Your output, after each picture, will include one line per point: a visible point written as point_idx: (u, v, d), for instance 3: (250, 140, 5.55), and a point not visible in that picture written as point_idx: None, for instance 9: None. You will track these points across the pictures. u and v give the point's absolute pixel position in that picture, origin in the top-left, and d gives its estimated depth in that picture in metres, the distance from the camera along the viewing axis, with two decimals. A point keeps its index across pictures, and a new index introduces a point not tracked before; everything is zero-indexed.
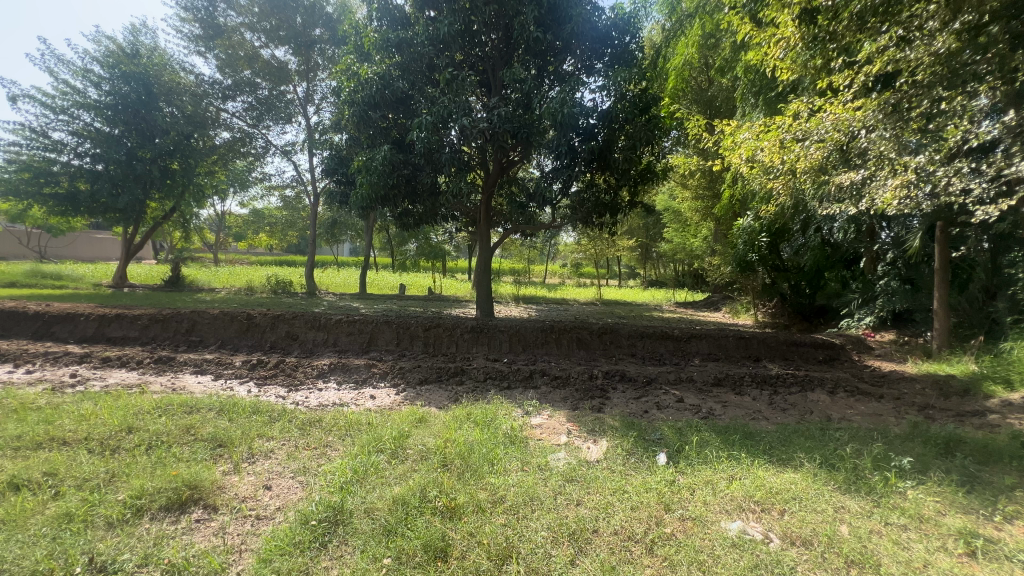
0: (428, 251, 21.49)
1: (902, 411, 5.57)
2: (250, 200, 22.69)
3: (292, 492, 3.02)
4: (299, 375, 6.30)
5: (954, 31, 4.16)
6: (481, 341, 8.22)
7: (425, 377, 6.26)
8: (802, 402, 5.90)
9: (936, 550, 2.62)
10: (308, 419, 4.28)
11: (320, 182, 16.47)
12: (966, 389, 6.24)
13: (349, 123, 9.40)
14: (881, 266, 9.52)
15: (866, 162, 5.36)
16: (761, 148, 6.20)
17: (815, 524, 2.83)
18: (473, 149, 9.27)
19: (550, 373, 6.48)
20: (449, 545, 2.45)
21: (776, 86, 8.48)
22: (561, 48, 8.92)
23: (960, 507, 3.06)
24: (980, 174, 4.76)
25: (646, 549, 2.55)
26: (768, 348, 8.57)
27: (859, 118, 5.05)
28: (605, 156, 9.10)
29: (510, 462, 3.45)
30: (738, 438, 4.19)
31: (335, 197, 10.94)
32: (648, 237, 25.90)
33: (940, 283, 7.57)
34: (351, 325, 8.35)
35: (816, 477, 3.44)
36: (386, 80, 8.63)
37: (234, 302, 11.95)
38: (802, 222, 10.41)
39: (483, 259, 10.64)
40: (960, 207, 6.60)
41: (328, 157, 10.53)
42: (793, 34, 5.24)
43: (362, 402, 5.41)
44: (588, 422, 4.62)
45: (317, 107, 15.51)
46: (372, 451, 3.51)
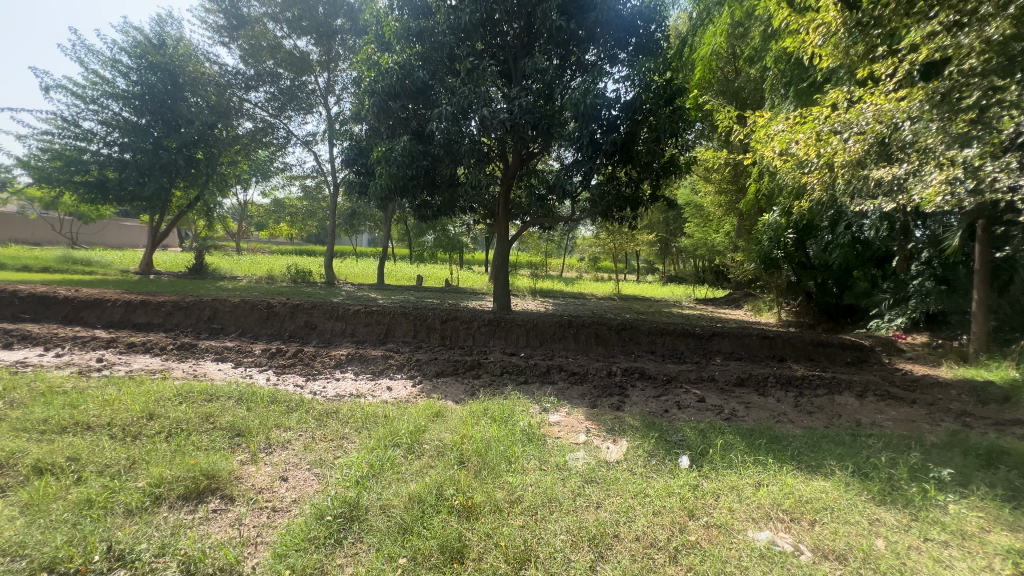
0: (446, 242, 21.52)
1: (937, 417, 5.34)
2: (271, 191, 22.97)
3: (308, 484, 3.00)
4: (317, 365, 6.33)
5: (1010, 16, 3.84)
6: (499, 335, 8.15)
7: (441, 370, 6.23)
8: (829, 405, 5.69)
9: (980, 569, 2.46)
10: (325, 410, 4.27)
11: (340, 173, 16.53)
12: (1006, 396, 5.93)
13: (369, 114, 9.38)
14: (915, 266, 9.21)
15: (909, 155, 5.11)
16: (795, 140, 5.94)
17: (849, 537, 2.69)
18: (493, 140, 9.12)
19: (567, 369, 6.37)
20: (466, 546, 2.38)
21: (809, 76, 8.17)
22: (584, 38, 8.70)
23: (1007, 524, 2.87)
24: None
25: (670, 558, 2.45)
26: (794, 348, 8.31)
27: (903, 109, 4.85)
28: (628, 148, 8.89)
29: (528, 461, 3.37)
30: (765, 442, 4.05)
31: (354, 187, 10.96)
32: (668, 232, 25.37)
33: (980, 284, 7.21)
34: (369, 316, 8.37)
35: (848, 486, 3.29)
36: (406, 70, 8.54)
37: (253, 290, 12.13)
38: (832, 218, 10.07)
39: (501, 252, 10.53)
40: (1006, 204, 6.28)
41: (348, 148, 10.53)
42: (834, 19, 4.98)
43: (379, 393, 5.40)
44: (607, 421, 4.51)
45: (337, 98, 15.54)
46: (389, 446, 3.48)
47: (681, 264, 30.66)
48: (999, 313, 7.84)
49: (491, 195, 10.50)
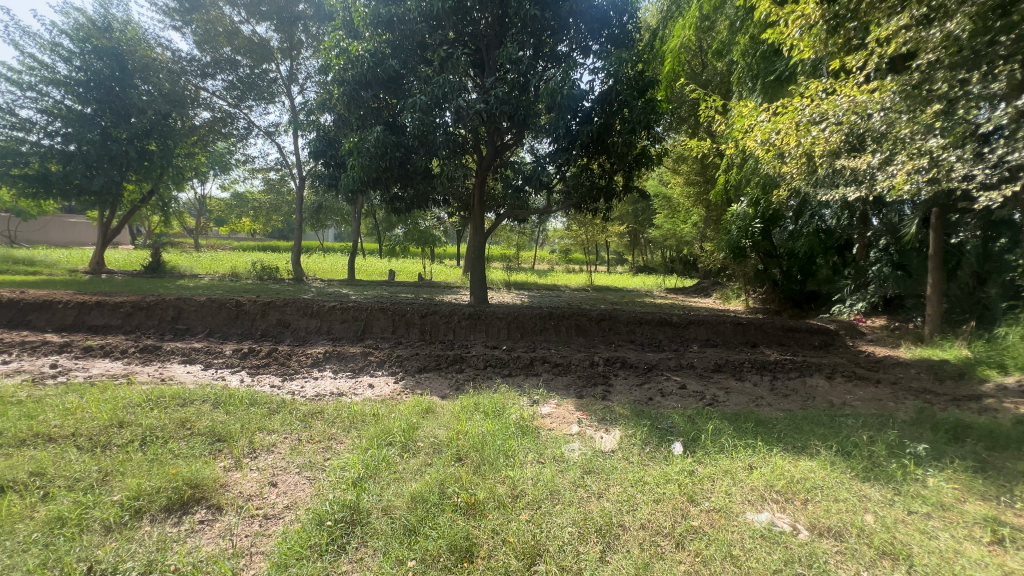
0: (417, 236, 21.15)
1: (901, 395, 5.63)
2: (232, 184, 21.99)
3: (300, 489, 2.88)
4: (293, 364, 6.10)
5: (969, 12, 4.14)
6: (479, 328, 8.06)
7: (424, 365, 6.11)
8: (803, 388, 5.91)
9: (963, 538, 2.59)
10: (310, 411, 4.12)
11: (306, 165, 15.95)
12: (961, 373, 6.31)
13: (338, 102, 9.03)
14: (874, 253, 9.63)
15: (880, 145, 5.32)
16: (774, 131, 6.06)
17: (841, 514, 2.78)
18: (468, 131, 8.96)
19: (550, 361, 6.37)
20: (475, 545, 2.35)
21: (776, 69, 8.38)
22: (558, 28, 8.62)
23: (980, 494, 3.05)
24: (985, 160, 4.75)
25: (676, 544, 2.47)
26: (765, 334, 8.59)
27: (876, 101, 5.00)
28: (603, 140, 8.90)
29: (525, 454, 3.34)
30: (751, 426, 4.15)
31: (324, 179, 10.60)
32: (638, 223, 25.79)
33: (935, 267, 7.61)
34: (345, 312, 8.12)
35: (834, 465, 3.41)
36: (378, 58, 8.24)
37: (218, 288, 11.61)
38: (797, 209, 10.41)
39: (477, 245, 10.40)
40: (959, 193, 6.63)
41: (315, 138, 10.11)
42: (814, 11, 5.11)
43: (362, 392, 5.25)
44: (598, 411, 4.53)
45: (301, 87, 14.96)
46: (382, 445, 3.37)
47: (649, 254, 31.33)
48: (950, 296, 8.23)
49: (466, 188, 10.34)
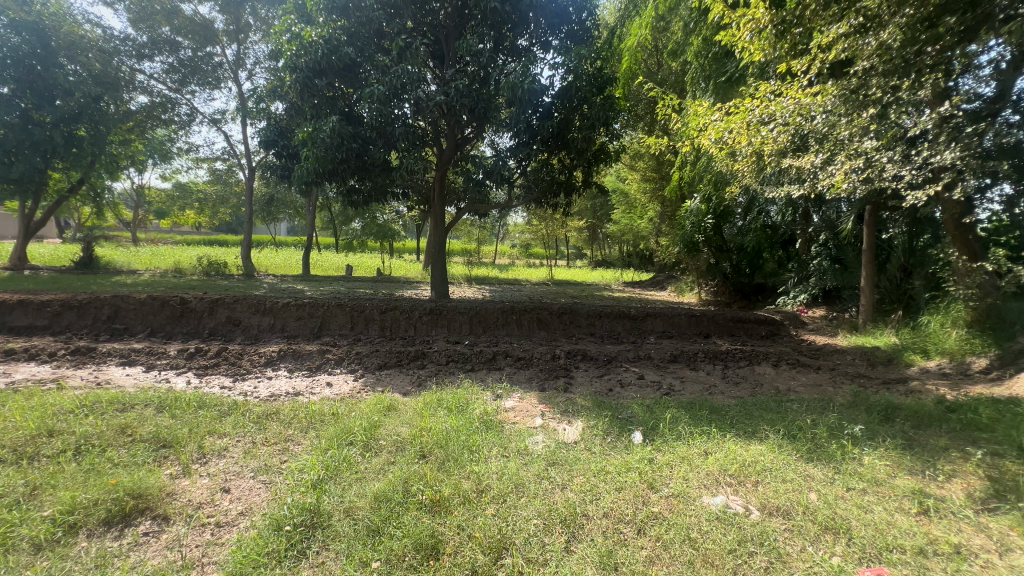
0: (375, 230, 20.60)
1: (838, 380, 6.04)
2: (173, 174, 20.65)
3: (255, 493, 2.76)
4: (245, 363, 5.83)
5: (900, 24, 4.47)
6: (441, 324, 7.97)
7: (384, 362, 5.98)
8: (752, 375, 6.23)
9: (895, 510, 2.81)
10: (264, 412, 3.95)
11: (256, 155, 15.19)
12: (890, 358, 6.84)
13: (290, 90, 8.64)
14: (814, 247, 10.23)
15: (822, 146, 5.65)
16: (727, 130, 6.32)
17: (788, 494, 2.95)
18: (428, 123, 8.81)
19: (512, 355, 6.40)
20: (441, 542, 2.33)
21: (727, 71, 8.73)
22: (518, 22, 8.58)
23: (909, 469, 3.32)
24: (911, 162, 5.13)
25: (638, 530, 2.54)
26: (717, 325, 8.96)
27: (819, 104, 5.32)
28: (564, 136, 8.99)
29: (489, 449, 3.34)
30: (705, 413, 4.32)
31: (276, 171, 10.14)
32: (596, 218, 26.26)
33: (867, 262, 8.20)
34: (300, 309, 7.82)
35: (781, 448, 3.61)
36: (332, 45, 7.93)
37: (160, 285, 10.90)
38: (745, 205, 11.04)
39: (437, 239, 10.25)
40: (890, 192, 7.15)
41: (265, 127, 9.52)
42: (764, 15, 5.36)
43: (319, 391, 5.08)
44: (560, 403, 4.59)
45: (249, 72, 14.23)
46: (343, 445, 3.29)
47: (608, 249, 32.01)
48: (881, 288, 8.93)
49: (426, 181, 10.16)
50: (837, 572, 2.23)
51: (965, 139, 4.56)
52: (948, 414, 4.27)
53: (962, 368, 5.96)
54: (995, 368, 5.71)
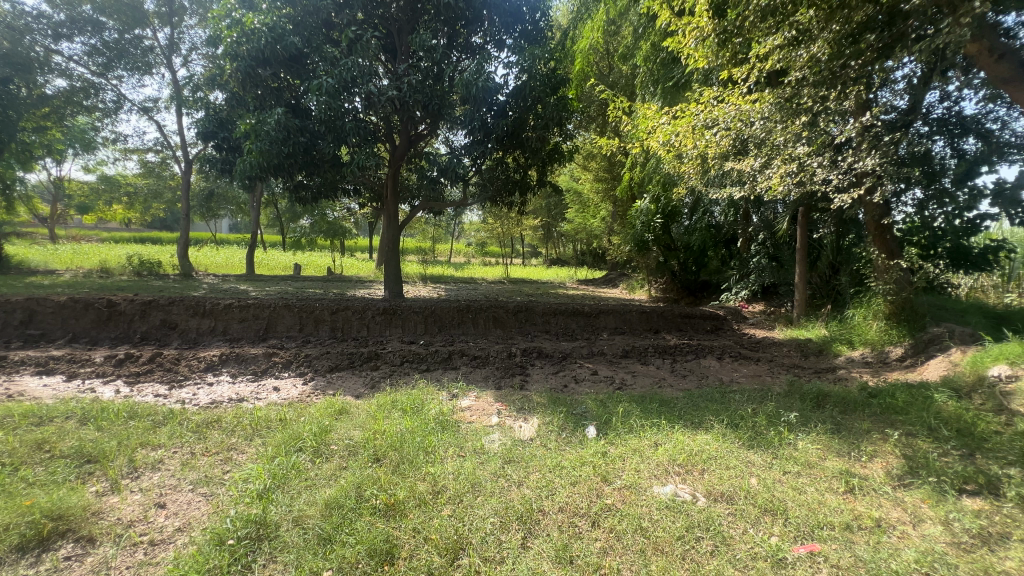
0: (325, 228, 19.86)
1: (776, 371, 6.44)
2: (97, 165, 19.01)
3: (194, 507, 2.60)
4: (182, 369, 5.46)
5: (827, 39, 4.84)
6: (394, 324, 7.80)
7: (335, 364, 5.79)
8: (698, 368, 6.53)
9: (825, 490, 3.03)
10: (204, 420, 3.72)
11: (194, 148, 14.27)
12: (820, 349, 7.36)
13: (231, 79, 8.17)
14: (754, 246, 10.83)
15: (760, 150, 6.01)
16: (675, 133, 6.59)
17: (732, 479, 3.11)
18: (379, 118, 8.60)
19: (469, 354, 6.36)
20: (395, 546, 2.29)
21: (674, 76, 9.07)
22: (472, 19, 8.57)
23: (837, 451, 3.58)
24: (838, 167, 5.55)
25: (593, 523, 2.60)
26: (666, 321, 9.32)
27: (757, 110, 5.67)
28: (518, 135, 9.03)
29: (445, 449, 3.31)
30: (655, 406, 4.49)
31: (216, 164, 9.56)
32: (551, 217, 26.57)
33: (800, 259, 8.79)
34: (244, 310, 7.42)
35: (725, 436, 3.81)
36: (277, 33, 7.56)
37: (83, 286, 10.02)
38: (692, 205, 11.52)
39: (390, 237, 10.03)
40: (820, 195, 7.71)
41: (203, 118, 8.97)
42: (707, 24, 5.63)
43: (265, 396, 4.84)
44: (516, 401, 4.62)
45: (184, 59, 13.36)
46: (291, 452, 3.16)
47: (563, 248, 32.48)
48: (813, 284, 9.59)
49: (378, 178, 9.90)
50: (775, 551, 2.38)
51: (883, 147, 4.98)
52: (871, 399, 4.65)
53: (882, 357, 6.51)
54: (909, 356, 6.27)
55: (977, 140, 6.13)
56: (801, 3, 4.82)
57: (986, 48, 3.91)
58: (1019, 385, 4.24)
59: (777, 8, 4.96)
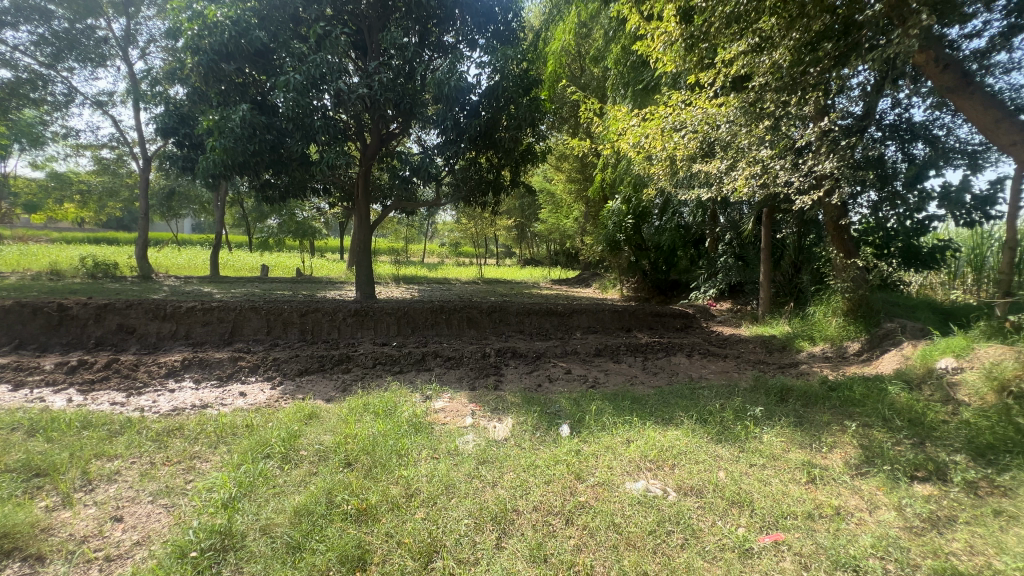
0: (294, 228, 19.35)
1: (742, 366, 6.65)
2: (45, 161, 17.94)
3: (154, 519, 2.49)
4: (141, 375, 5.23)
5: (788, 46, 5.03)
6: (366, 325, 7.67)
7: (305, 367, 5.66)
8: (668, 365, 6.68)
9: (788, 481, 3.15)
10: (165, 429, 3.57)
11: (152, 144, 13.66)
12: (784, 345, 7.64)
13: (193, 73, 7.86)
14: (721, 246, 11.11)
15: (726, 153, 6.20)
16: (645, 135, 6.71)
17: (701, 474, 3.19)
18: (350, 116, 8.44)
19: (442, 355, 6.31)
20: (368, 552, 2.25)
21: (644, 79, 9.24)
22: (443, 18, 8.54)
23: (800, 443, 3.73)
24: (799, 170, 5.79)
25: (566, 521, 2.62)
26: (637, 320, 9.49)
27: (723, 114, 5.83)
28: (491, 135, 9.02)
29: (419, 451, 3.28)
30: (628, 403, 4.57)
31: (176, 161, 9.18)
32: (524, 217, 26.66)
33: (765, 259, 9.09)
34: (207, 313, 7.15)
35: (695, 432, 3.91)
36: (242, 27, 7.33)
37: (32, 290, 9.46)
38: (662, 206, 11.72)
39: (361, 237, 9.85)
40: (782, 196, 8.00)
41: (162, 113, 8.60)
42: (675, 29, 5.74)
43: (231, 401, 4.68)
44: (490, 401, 4.62)
45: (141, 51, 12.77)
46: (258, 458, 3.07)
47: (537, 248, 32.63)
48: (776, 282, 9.93)
49: (349, 177, 9.71)
50: (742, 542, 2.46)
51: (840, 151, 5.21)
52: (830, 392, 4.86)
53: (841, 351, 6.81)
54: (865, 350, 6.59)
55: (925, 146, 6.51)
56: (764, 11, 4.99)
57: (933, 58, 4.09)
58: (964, 376, 4.51)
59: (741, 15, 5.11)
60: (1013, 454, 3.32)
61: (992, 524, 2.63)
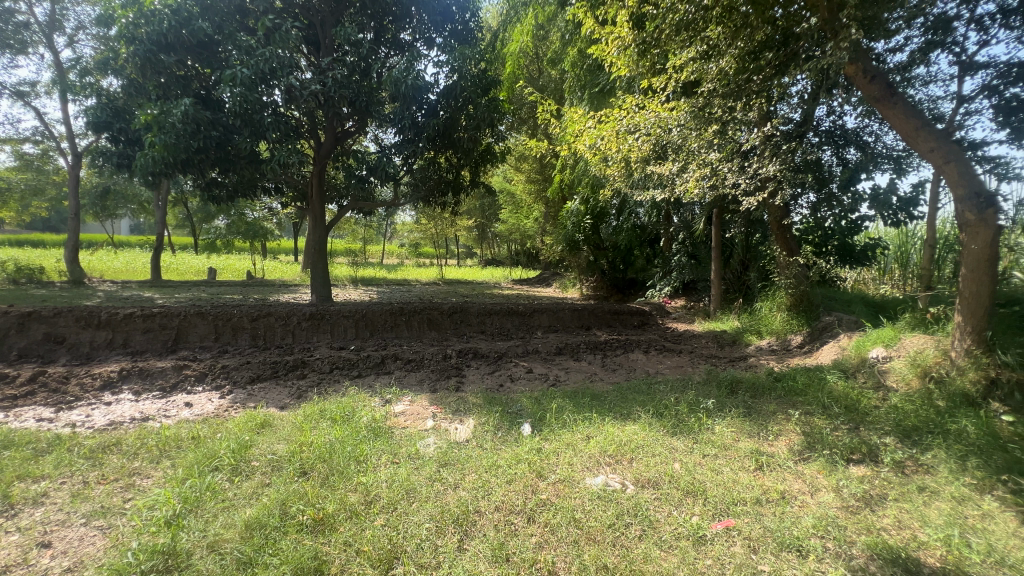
0: (243, 228, 18.48)
1: (696, 361, 6.92)
2: None
3: (88, 543, 2.32)
4: (72, 388, 4.84)
5: (734, 54, 5.26)
6: (322, 329, 7.43)
7: (257, 374, 5.42)
8: (626, 362, 6.85)
9: (738, 469, 3.30)
10: (99, 445, 3.32)
11: (83, 139, 12.69)
12: (734, 339, 8.00)
13: (127, 64, 7.35)
14: (675, 245, 11.40)
15: (678, 155, 6.43)
16: (601, 137, 6.85)
17: (657, 466, 3.29)
18: (301, 113, 8.15)
19: (402, 357, 6.20)
20: (325, 562, 2.19)
21: (600, 82, 9.43)
22: (399, 15, 8.39)
23: (749, 432, 3.92)
24: (745, 172, 6.09)
25: (528, 519, 2.64)
26: (597, 318, 9.67)
27: (674, 118, 6.04)
28: (449, 135, 8.93)
29: (378, 457, 3.21)
30: (587, 400, 4.65)
31: (110, 158, 8.57)
32: (485, 218, 26.64)
33: (715, 257, 9.48)
34: (148, 319, 6.71)
35: (651, 425, 4.03)
36: (183, 17, 6.94)
37: None
38: (619, 206, 11.98)
39: (316, 239, 9.53)
40: (730, 197, 8.37)
41: (93, 106, 8.00)
42: (628, 35, 5.86)
43: (176, 413, 4.42)
44: (451, 403, 4.58)
45: (69, 38, 11.82)
46: (206, 472, 2.91)
47: (497, 247, 32.67)
48: (726, 280, 10.38)
49: (302, 176, 9.38)
50: (696, 530, 2.56)
51: (783, 155, 5.52)
52: (776, 383, 5.14)
53: (785, 344, 7.20)
54: (807, 343, 7.00)
55: (857, 151, 6.97)
56: (711, 20, 5.20)
57: (862, 69, 4.40)
58: (893, 364, 4.88)
59: (690, 24, 5.29)
60: (934, 434, 3.63)
61: (917, 500, 2.87)
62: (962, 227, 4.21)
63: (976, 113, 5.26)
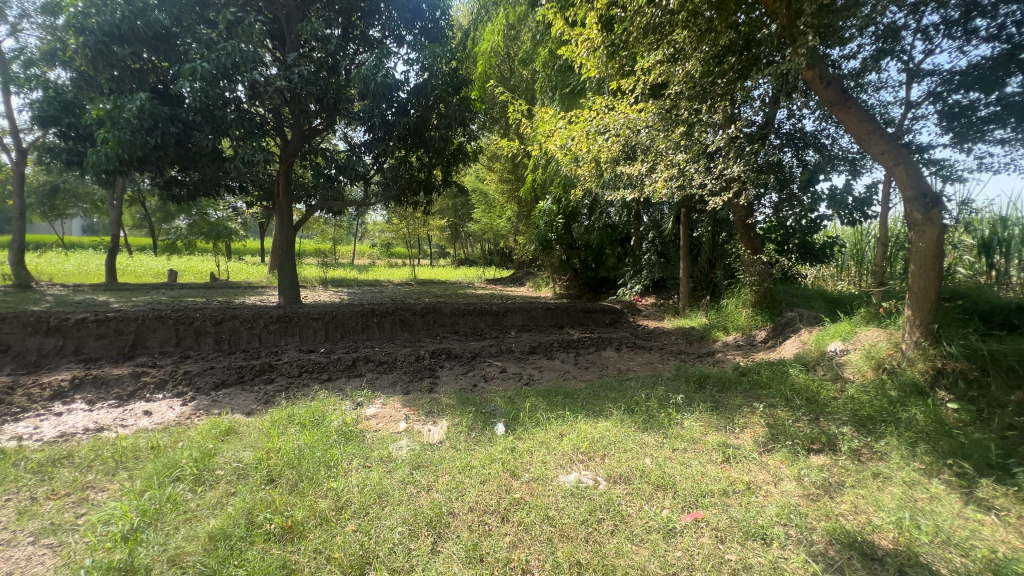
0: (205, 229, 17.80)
1: (665, 357, 7.07)
2: None
3: (38, 562, 2.20)
4: (18, 398, 4.57)
5: (699, 57, 5.39)
6: (290, 332, 7.24)
7: (222, 380, 5.23)
8: (598, 359, 6.95)
9: (706, 462, 3.39)
10: (49, 458, 3.15)
11: (29, 134, 11.96)
12: (702, 336, 8.21)
13: (77, 55, 6.98)
14: (645, 245, 11.55)
15: (647, 156, 6.55)
16: (571, 137, 6.92)
17: (629, 462, 3.35)
18: (266, 109, 7.91)
19: (374, 359, 6.11)
20: (293, 571, 2.14)
21: (571, 83, 9.51)
22: (368, 11, 8.25)
23: (717, 426, 4.04)
24: (711, 173, 6.27)
25: (502, 518, 2.64)
26: (569, 316, 9.76)
27: (642, 119, 6.16)
28: (420, 133, 8.84)
29: (349, 461, 3.15)
30: (560, 399, 4.68)
31: (59, 154, 8.11)
32: (457, 217, 26.50)
33: (684, 256, 9.70)
34: (102, 324, 6.39)
35: (623, 422, 4.10)
36: (137, 7, 6.63)
37: None
38: (590, 206, 12.10)
39: (283, 239, 9.28)
40: (698, 197, 8.58)
41: (39, 99, 7.56)
42: (597, 37, 5.92)
43: (134, 422, 4.23)
44: (425, 404, 4.54)
45: (12, 27, 11.11)
46: (166, 483, 2.80)
47: (471, 247, 32.53)
48: (694, 278, 10.64)
49: (267, 175, 9.11)
50: (666, 522, 2.62)
51: (746, 156, 5.71)
52: (742, 377, 5.30)
53: (750, 339, 7.44)
54: (770, 338, 7.25)
55: (815, 153, 7.27)
56: (676, 24, 5.30)
57: (818, 75, 4.58)
58: (849, 357, 5.11)
59: (657, 27, 5.37)
60: (888, 423, 3.83)
61: (872, 485, 3.02)
62: (911, 225, 4.44)
63: (922, 118, 5.58)
